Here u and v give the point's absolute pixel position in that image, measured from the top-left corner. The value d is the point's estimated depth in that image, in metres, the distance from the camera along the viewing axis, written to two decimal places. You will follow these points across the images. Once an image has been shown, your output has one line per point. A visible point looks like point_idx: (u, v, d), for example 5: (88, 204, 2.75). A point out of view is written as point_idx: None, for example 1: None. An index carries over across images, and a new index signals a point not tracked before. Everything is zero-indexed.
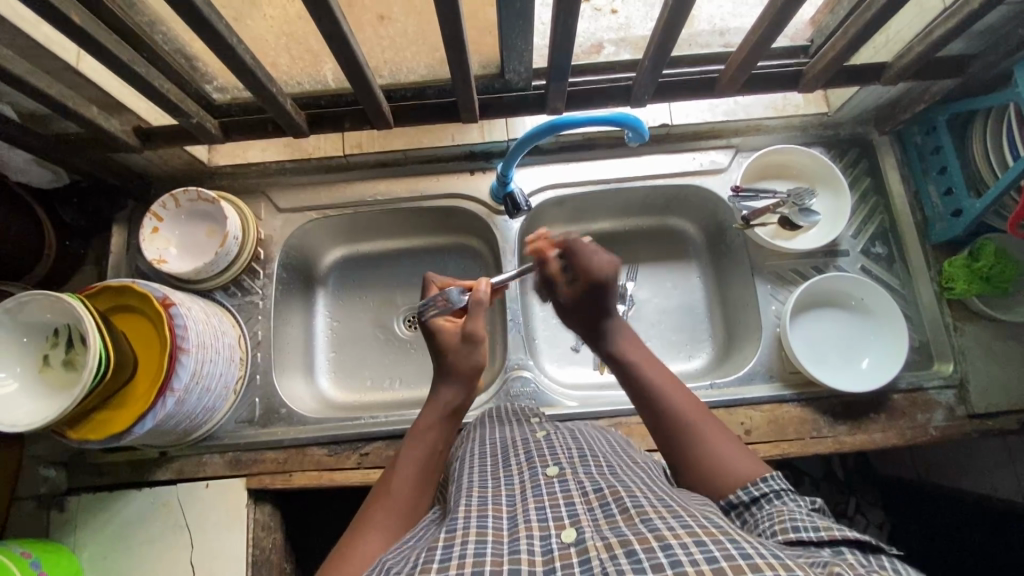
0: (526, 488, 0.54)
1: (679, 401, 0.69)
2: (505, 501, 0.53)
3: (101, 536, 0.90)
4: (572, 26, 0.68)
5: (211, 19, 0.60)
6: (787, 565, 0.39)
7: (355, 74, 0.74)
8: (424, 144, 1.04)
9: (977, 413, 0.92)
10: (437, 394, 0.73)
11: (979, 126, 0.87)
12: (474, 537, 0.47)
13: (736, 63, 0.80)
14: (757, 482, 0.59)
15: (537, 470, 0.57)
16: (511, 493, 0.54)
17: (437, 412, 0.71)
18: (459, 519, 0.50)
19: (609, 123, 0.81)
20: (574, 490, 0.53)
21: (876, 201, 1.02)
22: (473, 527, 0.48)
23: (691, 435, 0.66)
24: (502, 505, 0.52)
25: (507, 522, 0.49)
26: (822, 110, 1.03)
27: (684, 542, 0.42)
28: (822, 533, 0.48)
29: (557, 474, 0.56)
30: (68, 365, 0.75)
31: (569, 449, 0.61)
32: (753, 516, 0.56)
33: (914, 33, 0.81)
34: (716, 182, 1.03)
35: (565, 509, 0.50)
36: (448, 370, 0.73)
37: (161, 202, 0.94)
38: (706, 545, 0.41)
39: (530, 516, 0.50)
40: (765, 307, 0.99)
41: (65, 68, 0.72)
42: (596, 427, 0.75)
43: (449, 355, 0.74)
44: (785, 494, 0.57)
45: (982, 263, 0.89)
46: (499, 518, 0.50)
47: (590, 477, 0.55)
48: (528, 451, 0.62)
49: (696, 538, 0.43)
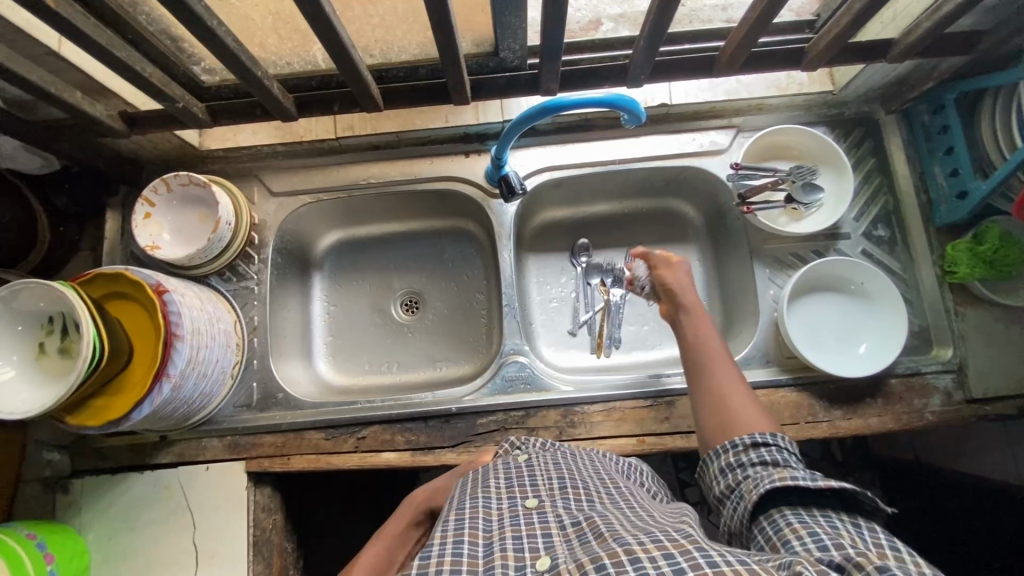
0: (504, 515, 0.55)
1: (722, 375, 0.75)
2: (482, 525, 0.53)
3: (106, 517, 0.92)
4: (563, 5, 0.66)
5: (187, 1, 0.58)
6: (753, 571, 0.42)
7: (341, 56, 0.72)
8: (416, 126, 1.02)
9: (975, 398, 0.91)
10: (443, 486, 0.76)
11: (987, 105, 0.84)
12: (448, 566, 0.47)
13: (737, 40, 0.77)
14: (764, 434, 0.65)
15: (517, 500, 0.58)
16: (489, 518, 0.54)
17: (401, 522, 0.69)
18: (433, 546, 0.50)
19: (604, 105, 0.79)
20: (553, 521, 0.53)
21: (879, 182, 1.00)
22: (449, 554, 0.49)
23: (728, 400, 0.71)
24: (479, 531, 0.52)
25: (483, 549, 0.50)
26: (827, 88, 0.99)
27: (652, 556, 0.44)
28: (819, 482, 0.55)
29: (536, 505, 0.56)
30: (65, 352, 0.76)
31: (550, 479, 0.61)
32: (750, 459, 0.63)
33: (923, 8, 0.77)
34: (715, 163, 1.01)
35: (541, 540, 0.50)
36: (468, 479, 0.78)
37: (152, 187, 0.93)
38: (673, 557, 0.44)
39: (506, 543, 0.50)
40: (763, 291, 0.98)
41: (47, 53, 0.71)
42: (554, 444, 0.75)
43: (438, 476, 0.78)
44: (785, 452, 0.63)
45: (986, 246, 0.88)
46: (475, 545, 0.50)
47: (569, 510, 0.55)
48: (509, 478, 0.63)
49: (665, 551, 0.44)
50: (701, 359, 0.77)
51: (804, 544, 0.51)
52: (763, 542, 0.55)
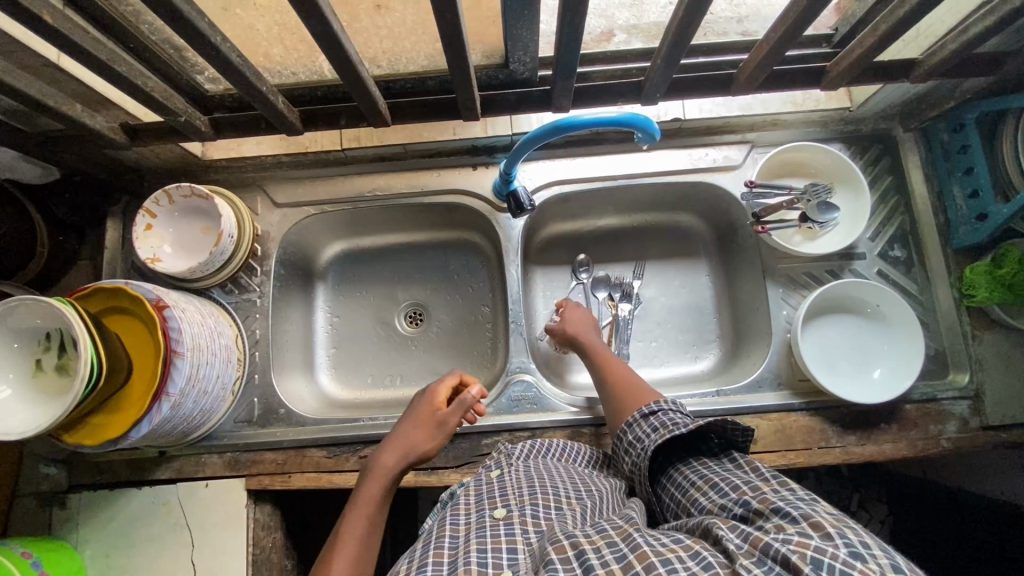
0: (471, 529, 0.56)
1: (622, 378, 0.82)
2: (449, 545, 0.55)
3: (103, 533, 0.90)
4: (579, 22, 0.64)
5: (192, 18, 0.56)
6: (686, 547, 0.49)
7: (349, 72, 0.70)
8: (424, 138, 0.99)
9: (991, 425, 0.89)
10: (391, 464, 0.74)
11: (1010, 126, 0.82)
12: None
13: (756, 59, 0.75)
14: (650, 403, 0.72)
15: (485, 512, 0.59)
16: (456, 535, 0.56)
17: (378, 484, 0.72)
18: None
19: (618, 124, 0.76)
20: (518, 535, 0.55)
21: (896, 201, 0.98)
22: None
23: (628, 389, 0.79)
24: (445, 550, 0.54)
25: (448, 567, 0.51)
26: (845, 105, 0.97)
27: (597, 547, 0.49)
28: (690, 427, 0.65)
29: (503, 516, 0.57)
30: (61, 370, 0.73)
31: (520, 488, 0.63)
32: (642, 428, 0.70)
33: (949, 28, 0.75)
34: (728, 179, 0.99)
35: (506, 556, 0.52)
36: (410, 444, 0.76)
37: (154, 199, 0.91)
38: (616, 545, 0.50)
39: (470, 558, 0.51)
40: (776, 312, 0.95)
41: (46, 65, 0.69)
42: (545, 452, 0.77)
43: (410, 428, 0.78)
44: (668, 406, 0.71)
45: (1005, 269, 0.85)
46: (440, 565, 0.52)
47: (535, 521, 0.57)
48: (479, 493, 0.64)
49: (608, 541, 0.50)
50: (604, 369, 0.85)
51: (709, 498, 0.59)
52: (679, 503, 0.63)
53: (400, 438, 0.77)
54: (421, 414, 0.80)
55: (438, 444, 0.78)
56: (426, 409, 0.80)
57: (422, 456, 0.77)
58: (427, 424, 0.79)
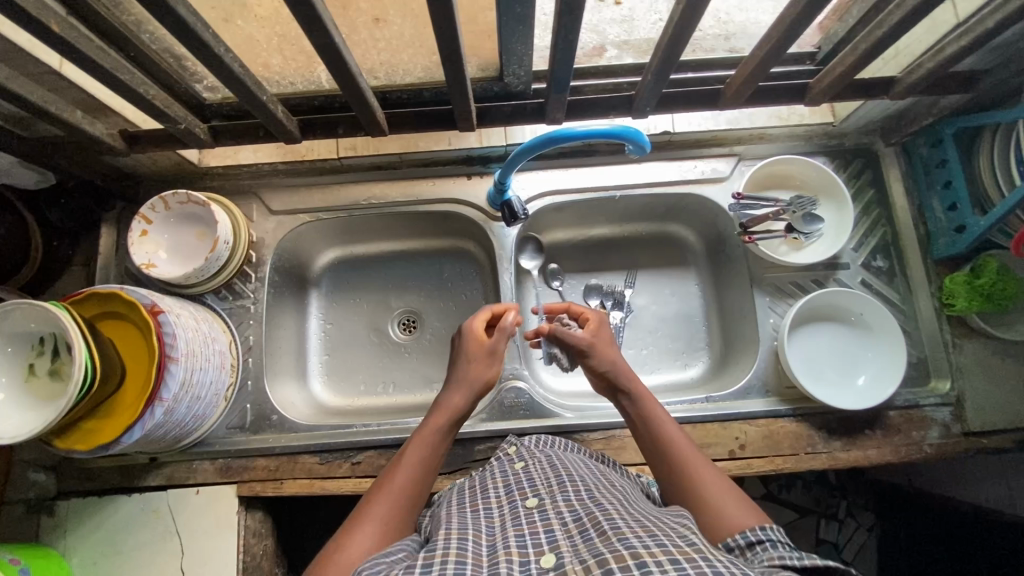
0: (506, 520, 0.55)
1: (695, 465, 0.64)
2: (485, 531, 0.53)
3: (92, 540, 0.90)
4: (573, 37, 0.66)
5: (196, 29, 0.58)
6: None
7: (348, 83, 0.72)
8: (419, 148, 1.02)
9: (972, 431, 0.91)
10: (451, 400, 0.72)
11: (987, 141, 0.85)
12: (453, 558, 0.47)
13: (743, 75, 0.77)
14: (754, 529, 0.56)
15: (517, 503, 0.58)
16: (491, 525, 0.55)
17: (442, 418, 0.70)
18: (438, 541, 0.50)
19: (609, 136, 0.78)
20: (553, 518, 0.53)
21: (878, 214, 1.01)
22: (452, 548, 0.48)
23: (702, 482, 0.62)
24: (482, 535, 0.52)
25: (485, 549, 0.49)
26: (828, 120, 1.01)
27: (659, 561, 0.42)
28: (806, 562, 0.48)
29: (535, 505, 0.56)
30: (55, 374, 0.74)
31: (547, 478, 0.61)
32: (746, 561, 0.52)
33: (926, 47, 0.78)
34: (717, 190, 1.01)
35: (544, 536, 0.50)
36: (467, 378, 0.75)
37: (150, 205, 0.91)
38: (680, 563, 0.42)
39: (510, 543, 0.50)
40: (763, 320, 0.98)
41: (47, 72, 0.70)
42: (550, 444, 0.76)
43: (467, 362, 0.76)
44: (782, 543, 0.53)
45: (983, 280, 0.89)
46: (477, 544, 0.50)
47: (568, 504, 0.55)
48: (508, 485, 0.63)
49: (671, 556, 0.43)
50: (670, 449, 0.66)
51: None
52: None
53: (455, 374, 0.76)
54: (472, 347, 0.77)
55: (497, 371, 0.76)
56: (478, 341, 0.77)
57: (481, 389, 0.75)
58: (479, 355, 0.77)
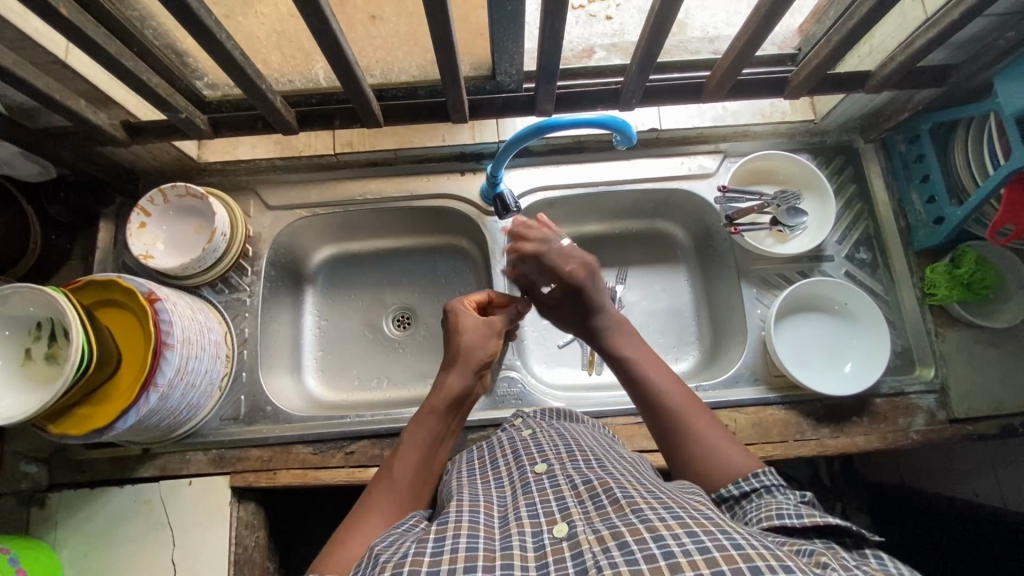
0: (517, 488, 0.56)
1: (682, 404, 0.70)
2: (497, 501, 0.54)
3: (83, 532, 0.89)
4: (560, 28, 0.69)
5: (201, 15, 0.60)
6: (778, 555, 0.39)
7: (345, 74, 0.75)
8: (414, 144, 1.04)
9: (957, 418, 0.93)
10: (445, 382, 0.74)
11: (960, 135, 0.89)
12: (466, 531, 0.47)
13: (723, 69, 0.81)
14: (749, 477, 0.60)
15: (527, 469, 0.58)
16: (503, 495, 0.55)
17: (441, 400, 0.72)
18: (450, 513, 0.51)
19: (597, 126, 0.81)
20: (564, 483, 0.53)
21: (860, 208, 1.03)
22: (464, 521, 0.49)
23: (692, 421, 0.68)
24: (494, 505, 0.53)
25: (498, 521, 0.50)
26: (810, 118, 1.04)
27: (676, 533, 0.42)
28: (805, 521, 0.50)
29: (545, 470, 0.57)
30: (51, 358, 0.75)
31: (557, 446, 0.62)
32: (743, 509, 0.58)
33: (897, 43, 0.82)
34: (703, 186, 1.04)
35: (556, 503, 0.50)
36: (458, 359, 0.76)
37: (149, 197, 0.93)
38: (698, 535, 0.42)
39: (521, 513, 0.50)
40: (750, 310, 1.00)
41: (53, 61, 0.72)
42: (556, 414, 0.76)
43: (466, 338, 0.78)
44: (776, 488, 0.58)
45: (964, 269, 0.92)
46: (490, 516, 0.51)
47: (579, 471, 0.55)
48: (515, 451, 0.64)
49: (687, 529, 0.43)
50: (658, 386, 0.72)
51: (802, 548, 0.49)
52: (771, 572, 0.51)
53: (449, 355, 0.77)
54: (467, 325, 0.79)
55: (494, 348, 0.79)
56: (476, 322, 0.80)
57: (476, 369, 0.76)
58: (469, 334, 0.78)
